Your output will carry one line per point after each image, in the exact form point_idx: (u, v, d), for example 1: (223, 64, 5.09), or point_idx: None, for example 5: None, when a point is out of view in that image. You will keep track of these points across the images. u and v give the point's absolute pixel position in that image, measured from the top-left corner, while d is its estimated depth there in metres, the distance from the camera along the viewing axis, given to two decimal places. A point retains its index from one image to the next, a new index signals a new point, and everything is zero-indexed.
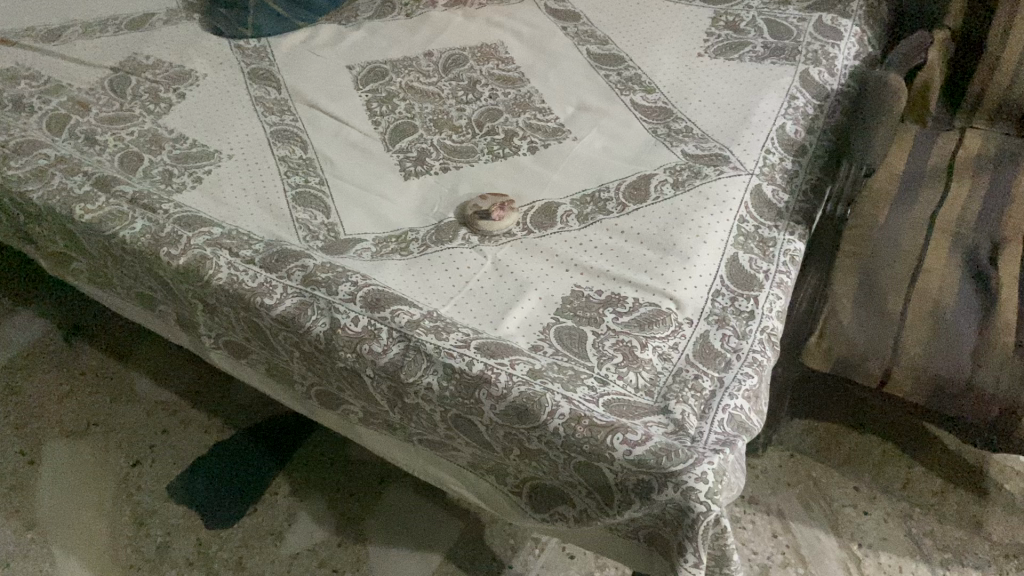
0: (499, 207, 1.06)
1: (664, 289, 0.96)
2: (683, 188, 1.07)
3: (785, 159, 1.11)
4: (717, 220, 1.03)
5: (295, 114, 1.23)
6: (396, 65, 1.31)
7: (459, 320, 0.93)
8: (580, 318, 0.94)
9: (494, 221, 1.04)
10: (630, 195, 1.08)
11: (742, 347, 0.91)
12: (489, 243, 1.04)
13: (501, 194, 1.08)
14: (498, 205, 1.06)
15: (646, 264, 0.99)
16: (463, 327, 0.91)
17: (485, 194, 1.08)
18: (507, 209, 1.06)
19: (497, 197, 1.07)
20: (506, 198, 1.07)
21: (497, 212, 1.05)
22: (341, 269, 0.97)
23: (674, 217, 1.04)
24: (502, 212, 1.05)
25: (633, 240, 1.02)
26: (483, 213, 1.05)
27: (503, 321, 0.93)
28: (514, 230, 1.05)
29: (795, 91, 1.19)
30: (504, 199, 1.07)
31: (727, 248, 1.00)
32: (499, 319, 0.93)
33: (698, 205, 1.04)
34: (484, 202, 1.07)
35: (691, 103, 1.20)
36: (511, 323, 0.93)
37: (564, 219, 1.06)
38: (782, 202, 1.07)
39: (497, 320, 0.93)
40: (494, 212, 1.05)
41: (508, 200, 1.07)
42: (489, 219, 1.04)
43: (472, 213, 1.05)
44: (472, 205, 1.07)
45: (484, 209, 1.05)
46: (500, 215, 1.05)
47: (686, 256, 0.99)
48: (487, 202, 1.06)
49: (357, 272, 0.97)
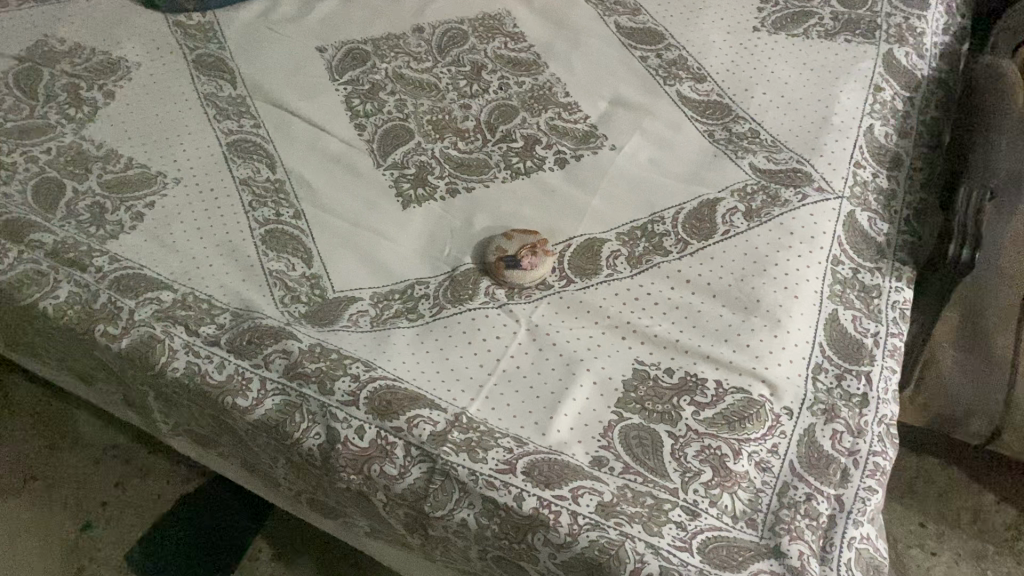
0: (530, 253, 0.83)
1: (754, 368, 0.75)
2: (759, 219, 0.85)
3: (878, 174, 0.90)
4: (807, 265, 0.82)
5: (257, 117, 0.98)
6: (379, 45, 1.05)
7: (499, 425, 0.71)
8: (650, 413, 0.73)
9: (523, 273, 0.82)
10: (692, 229, 0.86)
11: (859, 448, 0.72)
12: (519, 301, 0.82)
13: (532, 231, 0.86)
14: (529, 251, 0.83)
15: (725, 330, 0.78)
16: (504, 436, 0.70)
17: (510, 231, 0.85)
18: (541, 255, 0.83)
19: (523, 236, 0.85)
20: (538, 238, 0.85)
21: (528, 259, 0.83)
22: (335, 355, 0.75)
23: (753, 261, 0.82)
24: (534, 259, 0.83)
25: (704, 294, 0.81)
26: (509, 262, 0.82)
27: (554, 423, 0.72)
28: (548, 279, 0.83)
29: (879, 80, 0.96)
30: (535, 240, 0.84)
31: (822, 304, 0.80)
32: (548, 418, 0.72)
33: (781, 244, 0.83)
34: (509, 244, 0.84)
35: (754, 96, 0.97)
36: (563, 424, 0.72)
37: (612, 263, 0.84)
38: (880, 234, 0.86)
39: (546, 420, 0.72)
40: (522, 260, 0.82)
41: (538, 241, 0.84)
42: (516, 271, 0.82)
43: (494, 263, 0.83)
44: (495, 250, 0.84)
45: (510, 257, 0.83)
46: (531, 265, 0.82)
47: (776, 319, 0.78)
48: (512, 247, 0.84)
49: (355, 356, 0.75)
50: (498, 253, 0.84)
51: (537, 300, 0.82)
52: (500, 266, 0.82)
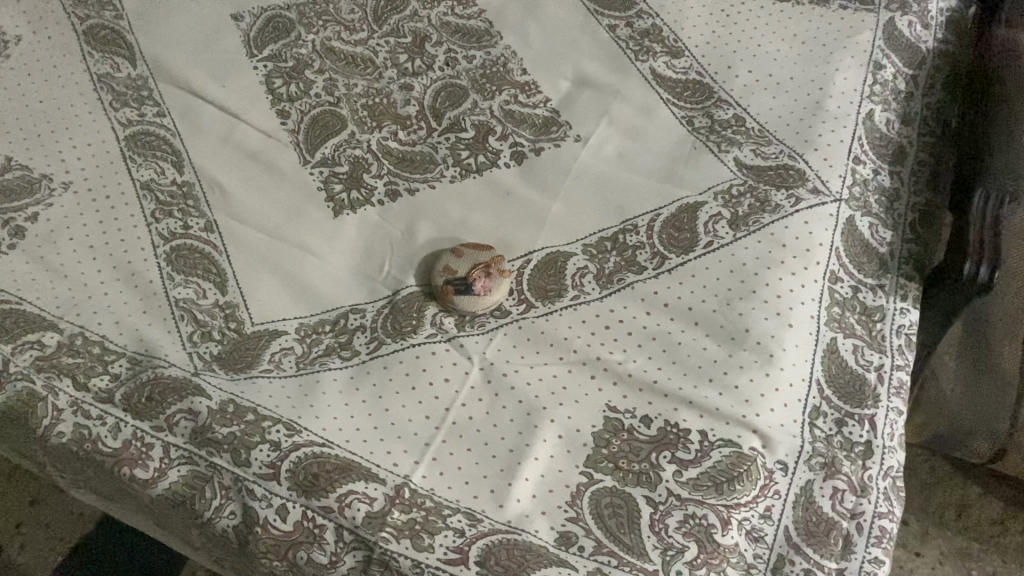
0: (485, 273, 0.71)
1: (743, 417, 0.65)
2: (746, 228, 0.74)
3: (880, 171, 0.79)
4: (802, 284, 0.71)
5: (160, 103, 0.83)
6: (304, 11, 0.90)
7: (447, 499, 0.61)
8: (624, 475, 0.63)
9: (473, 297, 0.70)
10: (670, 240, 0.74)
11: (862, 511, 0.63)
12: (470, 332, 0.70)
13: (484, 244, 0.74)
14: (484, 271, 0.71)
15: (709, 368, 0.67)
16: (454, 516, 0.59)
17: (462, 247, 0.73)
18: (497, 277, 0.71)
19: (477, 254, 0.72)
20: (494, 255, 0.73)
21: (480, 281, 0.70)
22: (252, 415, 0.63)
23: (740, 280, 0.71)
24: (488, 281, 0.70)
25: (684, 321, 0.70)
26: (459, 284, 0.70)
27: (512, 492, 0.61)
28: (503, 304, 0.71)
29: (880, 55, 0.84)
30: (491, 259, 0.72)
31: (820, 333, 0.70)
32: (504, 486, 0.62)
33: (772, 259, 0.72)
34: (460, 263, 0.72)
35: (738, 75, 0.84)
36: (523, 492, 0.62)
37: (577, 282, 0.72)
38: (884, 245, 0.76)
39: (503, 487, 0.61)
40: (473, 282, 0.70)
41: (493, 260, 0.72)
42: (466, 295, 0.70)
43: (440, 287, 0.71)
44: (439, 270, 0.72)
45: (460, 278, 0.70)
46: (484, 288, 0.70)
47: (768, 354, 0.67)
48: (463, 267, 0.71)
49: (276, 415, 0.63)
50: (442, 272, 0.72)
51: (490, 331, 0.70)
52: (447, 291, 0.70)
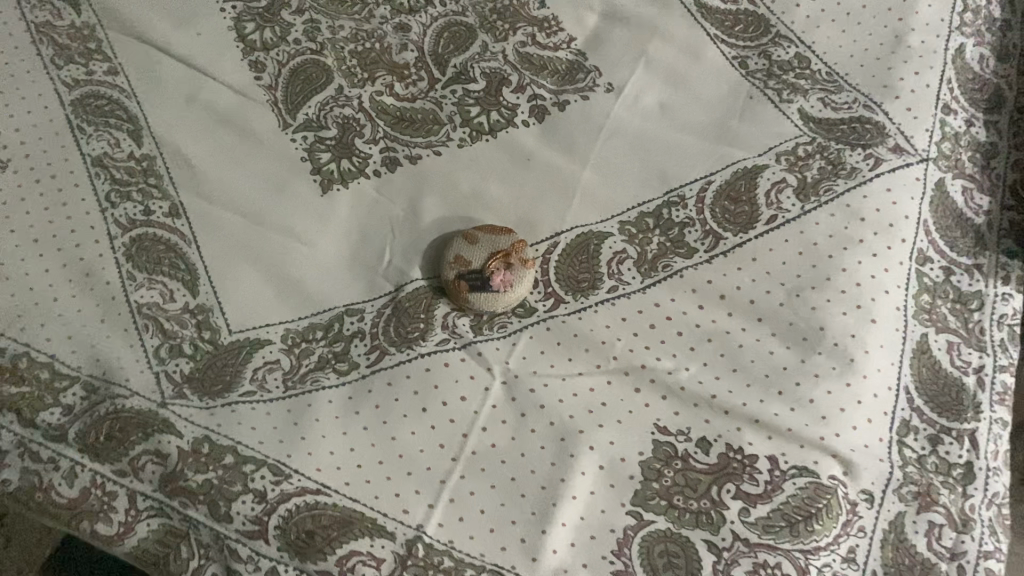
0: (505, 265, 0.59)
1: (820, 439, 0.54)
2: (816, 199, 0.61)
3: (973, 121, 0.66)
4: (885, 268, 0.59)
5: (111, 56, 0.69)
6: None
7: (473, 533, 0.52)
8: (682, 514, 0.53)
9: (493, 297, 0.58)
10: (725, 214, 0.62)
11: (964, 550, 0.54)
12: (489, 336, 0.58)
13: (500, 228, 0.62)
14: (504, 263, 0.59)
15: (777, 377, 0.56)
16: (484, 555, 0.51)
17: (473, 231, 0.62)
18: (521, 268, 0.59)
19: (493, 241, 0.61)
20: (513, 240, 0.61)
21: (500, 276, 0.58)
22: (231, 458, 0.53)
23: (811, 264, 0.59)
24: (510, 274, 0.59)
25: (744, 317, 0.59)
26: (475, 282, 0.58)
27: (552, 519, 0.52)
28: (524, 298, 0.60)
29: None
30: (510, 244, 0.61)
31: (907, 329, 0.58)
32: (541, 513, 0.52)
33: (848, 237, 0.60)
34: (474, 253, 0.60)
35: (800, 3, 0.70)
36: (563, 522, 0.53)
37: (615, 269, 0.60)
38: (978, 215, 0.64)
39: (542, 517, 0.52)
40: (493, 278, 0.58)
41: (513, 246, 0.60)
42: (484, 294, 0.58)
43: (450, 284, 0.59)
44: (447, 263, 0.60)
45: (475, 273, 0.59)
46: (506, 285, 0.58)
47: (847, 359, 0.56)
48: (477, 259, 0.60)
49: (261, 455, 0.53)
50: (451, 267, 0.60)
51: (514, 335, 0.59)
52: (460, 290, 0.58)
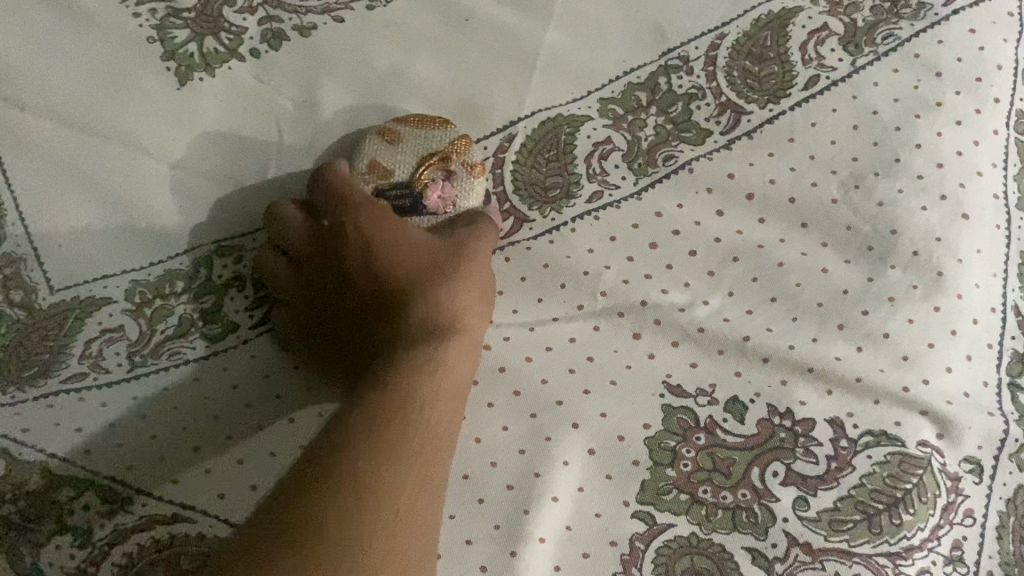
0: (442, 174, 0.41)
1: (905, 391, 0.39)
2: (870, 50, 0.44)
3: None
4: (975, 141, 0.42)
5: None
6: None
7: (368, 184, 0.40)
8: (722, 517, 0.39)
9: (426, 222, 0.42)
10: (746, 78, 0.44)
11: None
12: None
13: (433, 120, 0.41)
14: (441, 172, 0.41)
15: (836, 305, 0.40)
16: (399, 228, 0.39)
17: (394, 123, 0.41)
18: (465, 178, 0.41)
19: (425, 138, 0.41)
20: (455, 137, 0.41)
21: (438, 197, 0.41)
22: (39, 482, 0.39)
23: (871, 143, 0.42)
24: (451, 189, 0.41)
25: (782, 224, 0.42)
26: (400, 204, 0.41)
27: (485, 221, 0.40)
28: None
29: None
30: (452, 143, 0.41)
31: (1012, 226, 0.42)
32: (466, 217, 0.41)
33: (920, 100, 0.43)
34: (398, 161, 0.41)
35: None
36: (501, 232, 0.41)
37: (595, 166, 0.43)
38: None
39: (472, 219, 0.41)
40: (426, 199, 0.41)
41: (456, 149, 0.41)
42: (414, 220, 0.42)
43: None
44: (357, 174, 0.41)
45: (399, 189, 0.41)
46: (445, 205, 0.41)
47: (936, 273, 0.40)
48: (402, 171, 0.41)
49: (92, 477, 0.40)
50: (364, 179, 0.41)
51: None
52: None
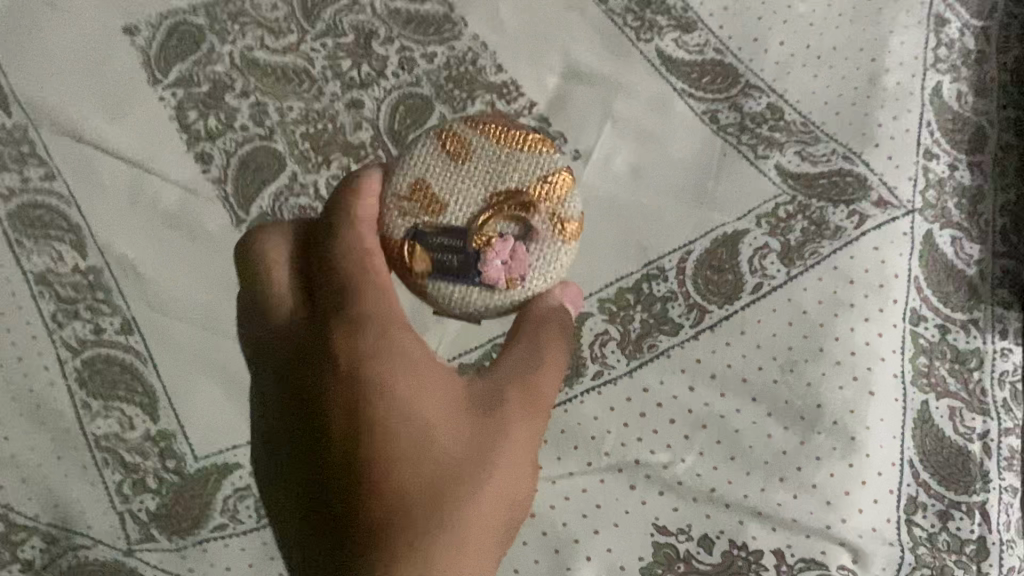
0: (510, 224, 0.44)
1: (828, 527, 0.53)
2: (801, 262, 0.59)
3: (958, 166, 0.63)
4: (879, 333, 0.57)
5: (47, 161, 0.64)
6: (213, 11, 0.69)
7: (372, 258, 0.42)
8: None
9: (477, 285, 0.43)
10: (707, 285, 0.59)
11: None
12: (463, 301, 0.44)
13: (508, 133, 0.45)
14: (509, 216, 0.43)
15: (778, 461, 0.54)
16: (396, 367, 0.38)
17: (464, 140, 0.45)
18: (537, 231, 0.44)
19: (498, 163, 0.44)
20: (535, 181, 0.44)
21: (498, 254, 0.43)
22: None
23: (802, 336, 0.57)
24: (513, 235, 0.43)
25: (739, 398, 0.56)
26: (452, 243, 0.43)
27: (544, 345, 0.43)
28: (528, 286, 0.44)
29: (941, 7, 0.67)
30: (532, 184, 0.44)
31: (907, 398, 0.56)
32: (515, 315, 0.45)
33: (839, 302, 0.57)
34: (463, 190, 0.44)
35: (769, 48, 0.66)
36: (561, 345, 0.44)
37: (598, 353, 0.57)
38: (974, 264, 0.60)
39: (536, 318, 0.44)
40: (485, 253, 0.43)
41: (531, 194, 0.44)
42: (457, 279, 0.43)
43: (401, 209, 0.44)
44: (402, 178, 0.44)
45: (457, 226, 0.43)
46: (507, 259, 0.43)
47: (849, 438, 0.54)
48: (462, 203, 0.43)
49: None
50: (410, 180, 0.44)
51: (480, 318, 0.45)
52: (420, 249, 0.43)
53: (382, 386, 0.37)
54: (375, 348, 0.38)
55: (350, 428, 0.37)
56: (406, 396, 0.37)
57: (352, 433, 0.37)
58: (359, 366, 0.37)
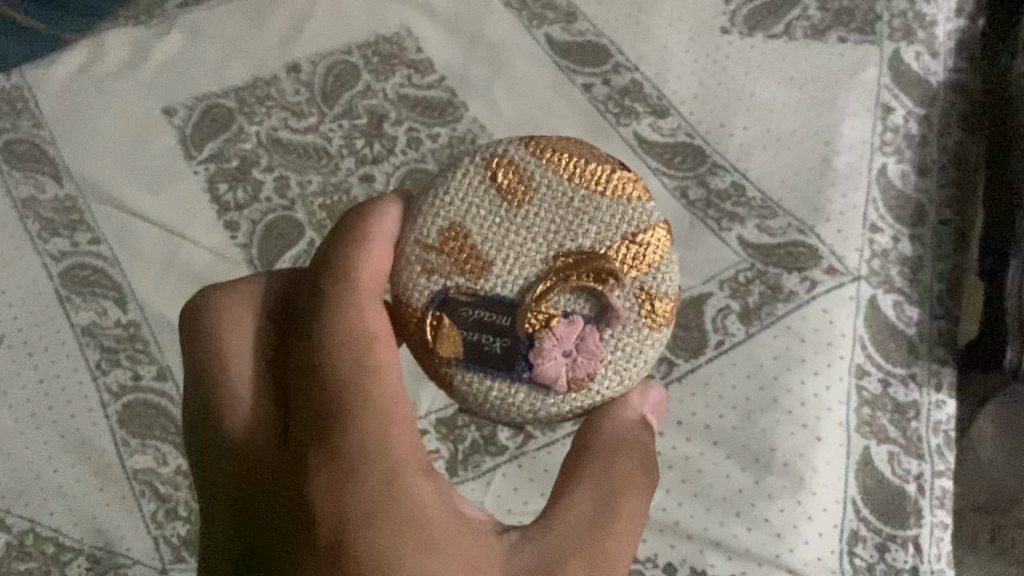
0: (568, 302, 0.44)
1: (778, 556, 0.60)
2: (758, 322, 0.67)
3: (900, 237, 0.71)
4: (827, 386, 0.64)
5: (95, 227, 0.73)
6: (244, 97, 0.78)
7: (372, 324, 0.43)
8: None
9: (519, 365, 0.44)
10: (676, 341, 0.67)
11: None
12: (503, 398, 0.44)
13: (589, 170, 0.46)
14: (572, 294, 0.43)
15: (736, 498, 0.61)
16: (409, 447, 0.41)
17: (528, 183, 0.46)
18: (613, 309, 0.44)
19: (568, 209, 0.45)
20: (614, 243, 0.44)
21: (553, 337, 0.43)
22: None
23: (759, 387, 0.64)
24: (579, 315, 0.44)
25: (702, 442, 0.63)
26: (486, 313, 0.44)
27: (619, 496, 0.44)
28: (594, 387, 0.44)
29: (888, 96, 0.75)
30: (614, 245, 0.45)
31: (851, 443, 0.63)
32: (585, 445, 0.45)
33: (792, 357, 0.65)
34: (518, 246, 0.44)
35: (733, 132, 0.74)
36: (637, 506, 0.44)
37: None
38: (912, 325, 0.68)
39: (612, 451, 0.45)
40: (534, 335, 0.43)
41: (609, 260, 0.44)
42: (490, 356, 0.44)
43: (436, 260, 0.45)
44: (446, 222, 0.45)
45: (506, 295, 0.44)
46: (569, 351, 0.43)
47: (798, 477, 0.61)
48: (515, 261, 0.44)
49: None
50: (453, 227, 0.45)
51: (519, 420, 0.45)
52: (449, 318, 0.44)
53: (422, 507, 0.40)
54: (410, 479, 0.40)
55: (383, 546, 0.39)
56: (450, 546, 0.40)
57: (363, 543, 0.39)
58: (387, 495, 0.40)
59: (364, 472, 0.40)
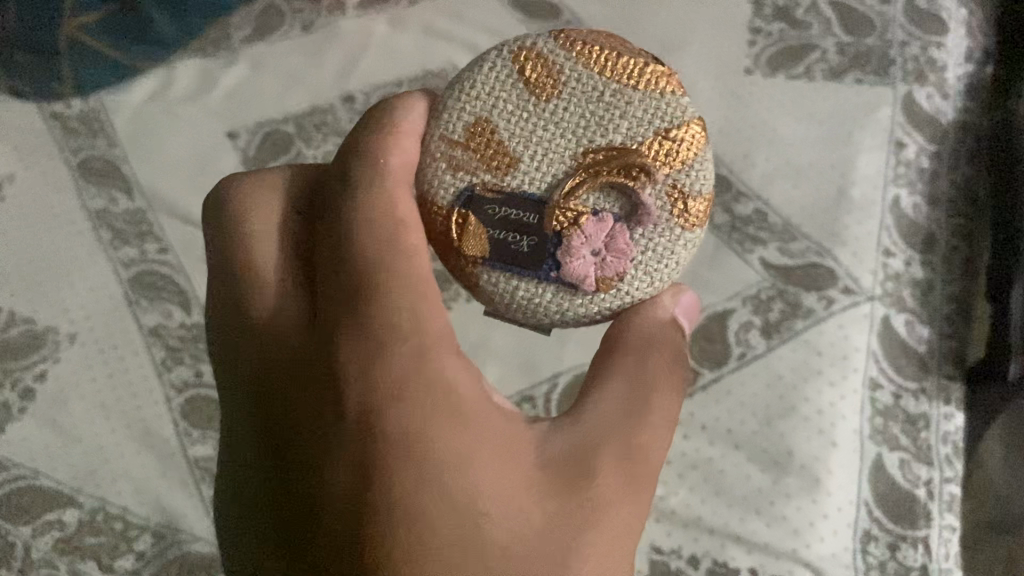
0: (594, 201, 0.44)
1: (795, 551, 0.64)
2: (778, 337, 0.71)
3: (912, 261, 0.76)
4: (842, 396, 0.69)
5: (162, 239, 0.78)
6: (302, 123, 0.84)
7: (399, 208, 0.44)
8: None
9: (544, 262, 0.45)
10: (701, 353, 0.71)
11: None
12: (531, 297, 0.45)
13: (622, 65, 0.46)
14: (598, 192, 0.44)
15: (756, 497, 0.66)
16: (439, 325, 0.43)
17: (559, 77, 0.46)
18: (643, 207, 0.44)
19: (599, 103, 0.46)
20: (646, 139, 0.45)
21: (579, 238, 0.44)
22: None
23: (778, 396, 0.69)
24: (609, 212, 0.45)
25: (725, 445, 0.67)
26: (516, 210, 0.45)
27: (651, 394, 0.46)
28: (623, 286, 0.45)
29: (901, 133, 0.81)
30: (647, 140, 0.45)
31: (864, 449, 0.67)
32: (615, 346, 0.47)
33: (809, 369, 0.70)
34: (546, 142, 0.45)
35: (756, 163, 0.80)
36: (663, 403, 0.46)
37: None
38: (923, 342, 0.73)
39: (640, 350, 0.46)
40: (559, 234, 0.44)
41: (639, 155, 0.44)
42: (520, 254, 0.45)
43: (462, 157, 0.46)
44: (472, 118, 0.46)
45: (534, 193, 0.45)
46: (597, 249, 0.44)
47: (814, 478, 0.66)
48: (543, 158, 0.45)
49: None
50: (479, 123, 0.46)
51: (545, 321, 0.47)
52: (474, 215, 0.45)
53: (451, 381, 0.42)
54: (439, 363, 0.42)
55: (418, 420, 0.40)
56: (482, 425, 0.42)
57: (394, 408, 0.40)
58: (417, 375, 0.41)
59: (393, 349, 0.41)
